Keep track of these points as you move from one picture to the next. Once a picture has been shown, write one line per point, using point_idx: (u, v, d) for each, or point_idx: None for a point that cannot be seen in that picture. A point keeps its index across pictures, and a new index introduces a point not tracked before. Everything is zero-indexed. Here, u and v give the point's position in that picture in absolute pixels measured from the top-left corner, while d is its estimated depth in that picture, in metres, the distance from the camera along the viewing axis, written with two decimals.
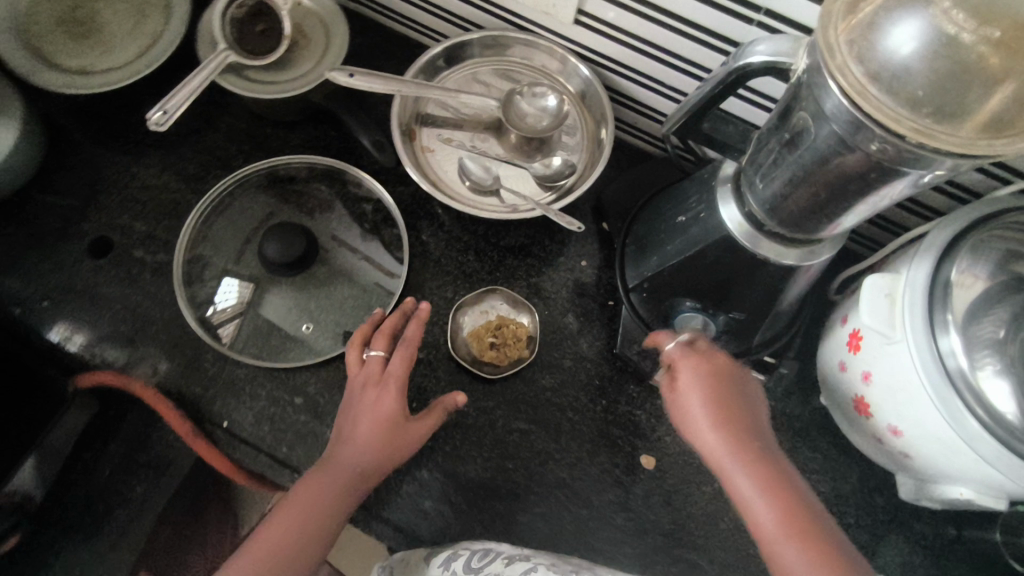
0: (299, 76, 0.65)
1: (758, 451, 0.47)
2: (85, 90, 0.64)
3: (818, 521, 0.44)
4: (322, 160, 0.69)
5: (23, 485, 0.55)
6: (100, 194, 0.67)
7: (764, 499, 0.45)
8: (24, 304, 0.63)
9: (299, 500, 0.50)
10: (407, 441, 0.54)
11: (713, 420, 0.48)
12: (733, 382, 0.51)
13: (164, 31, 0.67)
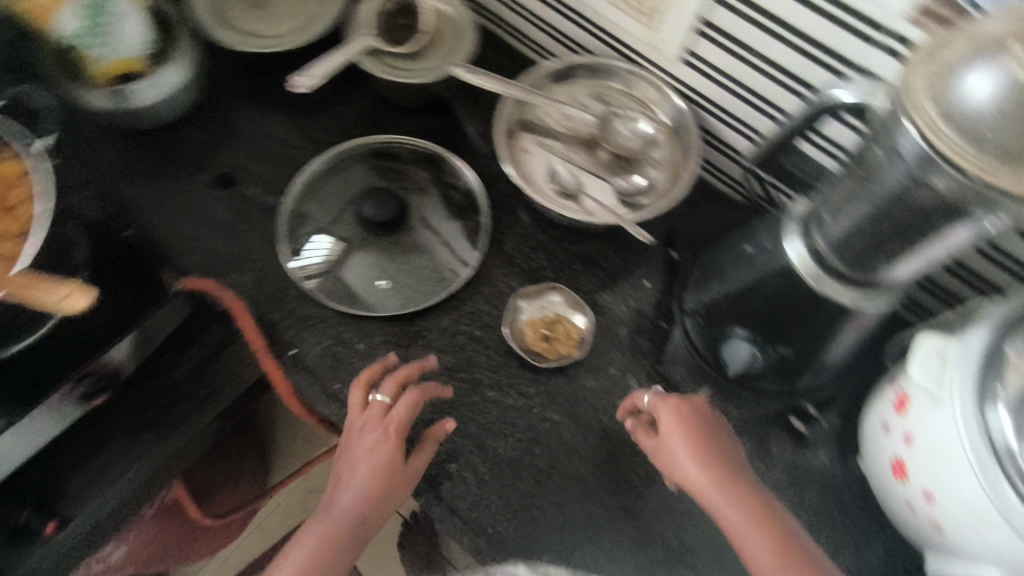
0: (424, 69, 0.74)
1: (744, 491, 0.53)
2: (247, 49, 0.75)
3: (811, 555, 0.49)
4: (428, 145, 0.77)
5: (120, 358, 0.59)
6: (237, 137, 0.77)
7: (757, 537, 0.50)
8: (151, 213, 0.72)
9: (310, 543, 0.55)
10: (405, 479, 0.59)
11: (699, 461, 0.55)
12: (711, 426, 0.58)
13: (322, 13, 0.77)
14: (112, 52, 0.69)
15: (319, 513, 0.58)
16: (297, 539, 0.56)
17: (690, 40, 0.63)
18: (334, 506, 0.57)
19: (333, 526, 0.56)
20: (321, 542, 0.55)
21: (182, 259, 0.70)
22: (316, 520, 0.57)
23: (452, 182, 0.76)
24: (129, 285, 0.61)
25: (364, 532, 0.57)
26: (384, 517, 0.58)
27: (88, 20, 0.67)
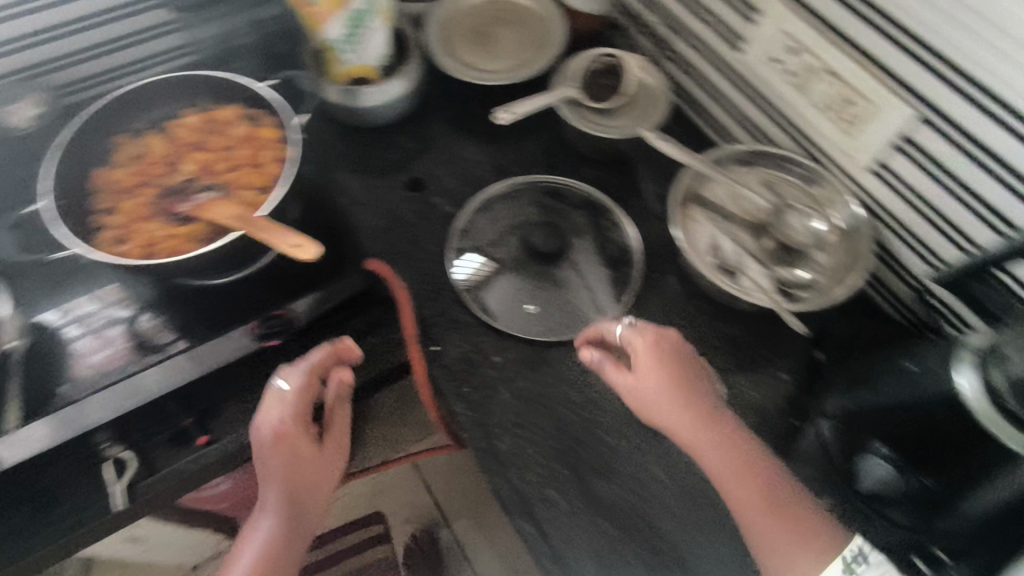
0: (615, 126, 0.80)
1: (725, 434, 0.60)
2: (464, 78, 0.85)
3: (787, 492, 0.58)
4: (596, 193, 0.82)
5: (301, 311, 0.69)
6: (433, 150, 0.87)
7: (736, 478, 0.58)
8: (349, 196, 0.82)
9: (251, 550, 0.58)
10: (323, 454, 0.64)
11: (682, 405, 0.61)
12: (693, 371, 0.64)
13: (534, 61, 0.86)
14: (358, 58, 0.81)
15: (250, 526, 0.59)
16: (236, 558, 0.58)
17: (887, 152, 0.63)
18: (265, 518, 0.59)
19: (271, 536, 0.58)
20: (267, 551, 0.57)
21: (362, 240, 0.78)
22: (250, 535, 0.59)
23: (614, 230, 0.80)
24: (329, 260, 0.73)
25: (301, 517, 0.61)
26: (316, 497, 0.63)
27: (349, 31, 0.78)
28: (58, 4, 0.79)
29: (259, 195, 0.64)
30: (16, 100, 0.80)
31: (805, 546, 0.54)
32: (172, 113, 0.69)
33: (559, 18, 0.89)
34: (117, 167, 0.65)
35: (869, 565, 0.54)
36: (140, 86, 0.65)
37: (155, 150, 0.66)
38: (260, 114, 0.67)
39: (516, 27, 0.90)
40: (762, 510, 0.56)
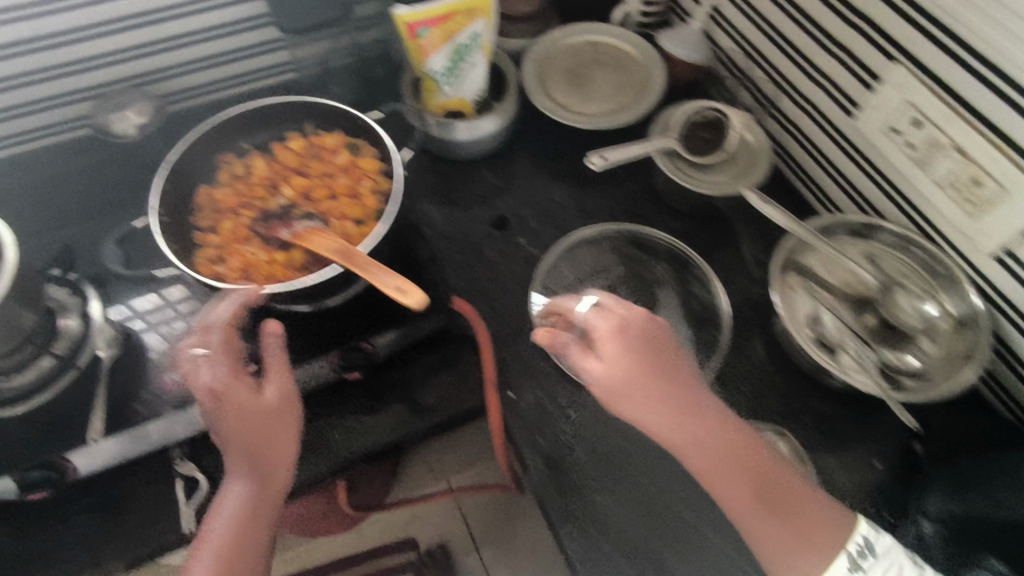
0: (714, 181, 0.77)
1: (713, 425, 0.52)
2: (559, 118, 0.84)
3: (784, 483, 0.53)
4: (681, 245, 0.80)
5: (380, 346, 0.68)
6: (520, 188, 0.85)
7: (733, 480, 0.51)
8: (434, 228, 0.81)
9: (228, 524, 0.49)
10: (268, 404, 0.53)
11: (663, 396, 0.52)
12: (666, 345, 0.54)
13: (631, 107, 0.84)
14: (454, 91, 0.82)
15: (213, 507, 0.51)
16: (200, 549, 0.49)
17: (1017, 242, 0.59)
18: (232, 489, 0.51)
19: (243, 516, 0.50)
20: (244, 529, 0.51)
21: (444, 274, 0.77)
22: (211, 518, 0.50)
23: (700, 289, 0.77)
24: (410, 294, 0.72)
25: (267, 477, 0.52)
26: (279, 450, 0.53)
27: (450, 64, 0.79)
28: (176, 16, 0.79)
29: (360, 228, 0.64)
30: (119, 109, 0.79)
31: (810, 543, 0.51)
32: (276, 134, 0.69)
33: (661, 65, 0.88)
34: (220, 186, 0.65)
35: (875, 558, 0.52)
36: (252, 107, 0.65)
37: (256, 171, 0.67)
38: (361, 144, 0.67)
39: (614, 70, 0.89)
40: (762, 511, 0.51)
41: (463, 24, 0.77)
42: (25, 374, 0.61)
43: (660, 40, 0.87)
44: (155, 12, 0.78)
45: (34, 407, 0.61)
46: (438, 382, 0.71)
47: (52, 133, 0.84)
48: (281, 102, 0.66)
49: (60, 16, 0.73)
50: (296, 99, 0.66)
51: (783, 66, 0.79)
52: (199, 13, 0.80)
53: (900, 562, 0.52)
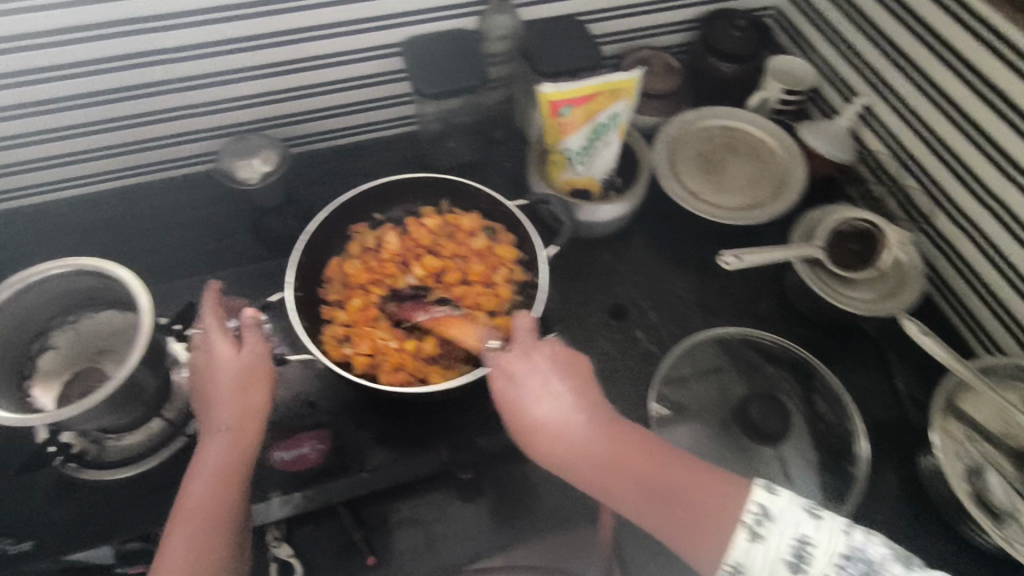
0: (859, 300, 0.72)
1: (578, 437, 0.51)
2: (692, 207, 0.79)
3: (665, 477, 0.49)
4: (809, 355, 0.74)
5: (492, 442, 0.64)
6: (639, 275, 0.81)
7: (607, 490, 0.50)
8: (550, 311, 0.78)
9: (195, 490, 0.50)
10: (230, 360, 0.54)
11: (527, 426, 0.53)
12: (542, 362, 0.54)
13: (769, 203, 0.80)
14: (585, 170, 0.79)
15: (191, 469, 0.51)
16: (179, 511, 0.49)
17: None
18: (204, 448, 0.52)
19: (218, 473, 0.50)
20: (209, 493, 0.49)
21: None
22: (190, 479, 0.50)
23: (835, 411, 0.70)
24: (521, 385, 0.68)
25: (233, 443, 0.51)
26: (242, 416, 0.53)
27: (587, 143, 0.76)
28: (317, 67, 0.78)
29: (492, 319, 0.61)
30: (248, 154, 0.77)
31: (700, 526, 0.47)
32: (409, 207, 0.68)
33: (802, 160, 0.83)
34: (351, 259, 0.64)
35: (773, 523, 0.44)
36: (394, 180, 0.64)
37: (386, 247, 0.65)
38: (498, 230, 0.65)
39: (750, 159, 0.84)
40: (644, 511, 0.49)
41: (605, 104, 0.74)
42: (136, 433, 0.60)
43: (802, 132, 0.83)
44: (296, 62, 0.77)
45: (132, 473, 0.59)
46: (550, 486, 0.65)
47: (177, 167, 0.83)
48: (421, 176, 0.65)
49: (208, 60, 0.73)
50: (433, 177, 0.65)
51: (942, 180, 0.74)
52: (337, 65, 0.79)
53: (800, 522, 0.44)
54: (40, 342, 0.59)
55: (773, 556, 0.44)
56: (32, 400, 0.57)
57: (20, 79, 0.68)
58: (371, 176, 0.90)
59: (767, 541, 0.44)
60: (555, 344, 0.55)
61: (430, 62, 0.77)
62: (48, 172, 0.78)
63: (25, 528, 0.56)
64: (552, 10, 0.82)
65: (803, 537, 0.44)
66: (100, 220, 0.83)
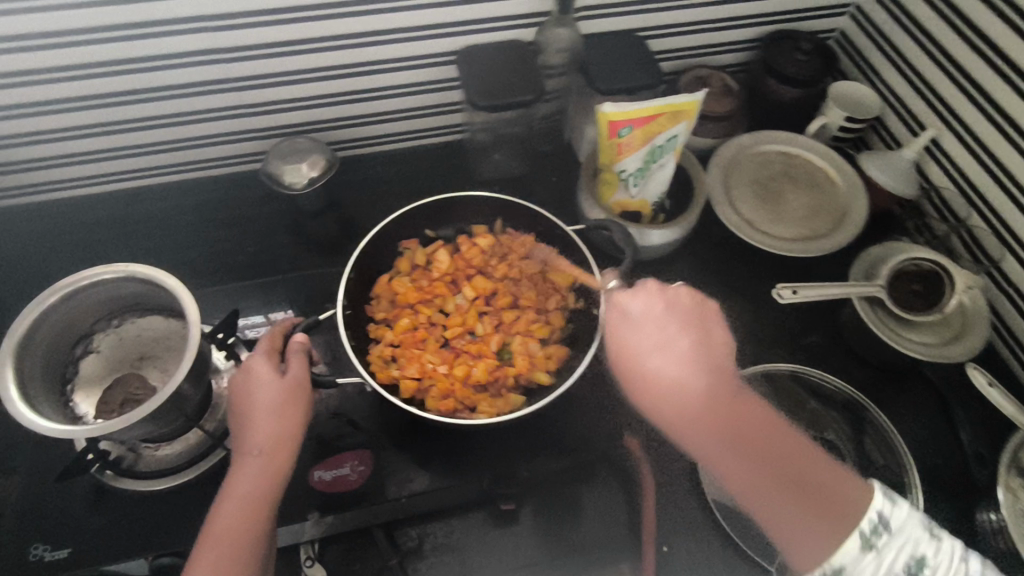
0: (920, 342, 0.70)
1: (706, 398, 0.51)
2: (747, 237, 0.78)
3: (786, 458, 0.49)
4: (861, 396, 0.71)
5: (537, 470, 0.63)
6: None
7: (724, 456, 0.49)
8: None
9: (219, 517, 0.46)
10: (270, 380, 0.50)
11: (654, 377, 0.52)
12: (679, 323, 0.55)
13: (826, 236, 0.78)
14: (638, 193, 0.77)
15: (218, 495, 0.47)
16: (201, 540, 0.45)
17: None
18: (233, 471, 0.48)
19: (245, 501, 0.46)
20: (232, 522, 0.45)
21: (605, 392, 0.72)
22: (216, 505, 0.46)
23: (888, 455, 0.68)
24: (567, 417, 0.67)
25: (263, 470, 0.47)
26: (276, 441, 0.48)
27: (643, 166, 0.74)
28: (371, 72, 0.76)
29: (546, 347, 0.60)
30: (295, 157, 0.76)
31: (817, 512, 0.47)
32: (462, 226, 0.67)
33: (864, 194, 0.80)
34: (402, 276, 0.64)
35: (891, 535, 0.46)
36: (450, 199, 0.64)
37: (437, 265, 0.64)
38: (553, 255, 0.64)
39: (807, 189, 0.82)
40: (753, 480, 0.49)
41: (666, 126, 0.71)
42: (174, 444, 0.59)
43: (864, 163, 0.80)
44: (352, 67, 0.75)
45: (169, 487, 0.57)
46: (594, 519, 0.62)
47: (223, 165, 0.82)
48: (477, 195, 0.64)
49: (262, 62, 0.71)
50: (485, 197, 0.64)
51: (1015, 223, 0.71)
52: (391, 72, 0.77)
53: (919, 539, 0.45)
54: (83, 345, 0.58)
55: (885, 567, 0.45)
56: (71, 406, 0.56)
57: (78, 73, 0.67)
58: (417, 184, 0.88)
59: (881, 552, 0.45)
60: (692, 310, 0.56)
61: (487, 73, 0.75)
62: (96, 164, 0.77)
63: (63, 534, 0.55)
64: (612, 24, 0.80)
65: (921, 555, 0.45)
66: (148, 215, 0.82)
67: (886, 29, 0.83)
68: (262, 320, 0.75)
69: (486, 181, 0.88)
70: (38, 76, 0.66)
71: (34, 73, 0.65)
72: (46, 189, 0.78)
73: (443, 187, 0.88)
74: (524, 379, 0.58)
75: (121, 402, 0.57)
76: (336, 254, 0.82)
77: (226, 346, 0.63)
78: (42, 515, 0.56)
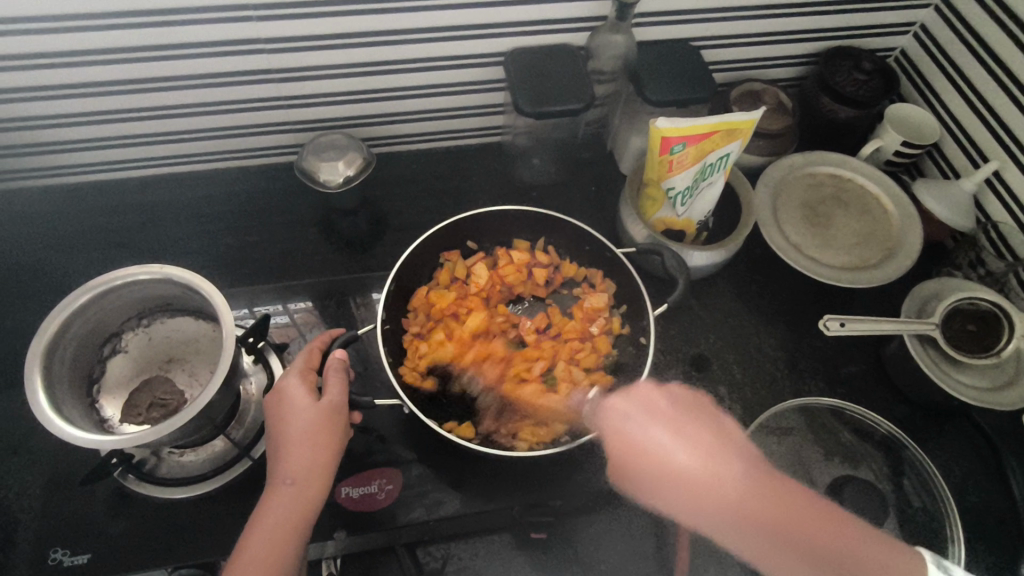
0: (972, 386, 0.67)
1: (735, 491, 0.50)
2: (796, 264, 0.74)
3: (828, 544, 0.49)
4: (902, 435, 0.68)
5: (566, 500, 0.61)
6: (726, 326, 0.77)
7: (763, 553, 0.49)
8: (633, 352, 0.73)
9: (251, 541, 0.46)
10: (309, 406, 0.50)
11: (674, 473, 0.51)
12: (686, 413, 0.55)
13: (879, 266, 0.75)
14: (684, 212, 0.74)
15: (253, 517, 0.47)
16: (234, 563, 0.45)
17: None
18: (267, 495, 0.48)
19: (279, 527, 0.46)
20: (265, 547, 0.46)
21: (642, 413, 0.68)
22: (249, 528, 0.47)
23: (927, 499, 0.64)
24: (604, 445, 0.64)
25: (298, 497, 0.48)
26: (313, 469, 0.49)
27: (692, 184, 0.70)
28: (412, 70, 0.73)
29: (589, 376, 0.63)
30: (332, 155, 0.73)
31: None
32: (501, 241, 0.70)
33: (919, 224, 0.77)
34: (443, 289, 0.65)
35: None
36: (487, 213, 0.67)
37: (476, 282, 0.66)
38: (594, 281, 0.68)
39: (858, 214, 0.79)
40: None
41: (719, 143, 0.67)
42: (199, 450, 0.58)
43: (920, 191, 0.77)
44: (395, 62, 0.72)
45: (191, 496, 0.56)
46: (621, 551, 0.61)
47: (256, 157, 0.80)
48: (521, 208, 0.67)
49: (300, 54, 0.68)
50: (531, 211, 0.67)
51: None
52: (433, 70, 0.74)
53: None
54: (111, 345, 0.58)
55: None
56: (98, 409, 0.55)
57: (111, 57, 0.63)
58: (452, 184, 0.85)
59: None
60: (692, 400, 0.57)
61: (534, 78, 0.71)
62: (127, 149, 0.75)
63: (84, 539, 0.54)
64: (665, 32, 0.76)
65: None
66: (174, 201, 0.79)
67: (950, 51, 0.79)
68: (278, 309, 0.72)
69: (524, 186, 0.85)
70: (67, 59, 0.62)
71: (63, 56, 0.62)
72: (73, 172, 0.76)
73: (479, 189, 0.85)
74: (570, 407, 0.61)
75: (148, 404, 0.56)
76: (365, 253, 0.78)
77: (254, 350, 0.61)
78: (65, 519, 0.55)
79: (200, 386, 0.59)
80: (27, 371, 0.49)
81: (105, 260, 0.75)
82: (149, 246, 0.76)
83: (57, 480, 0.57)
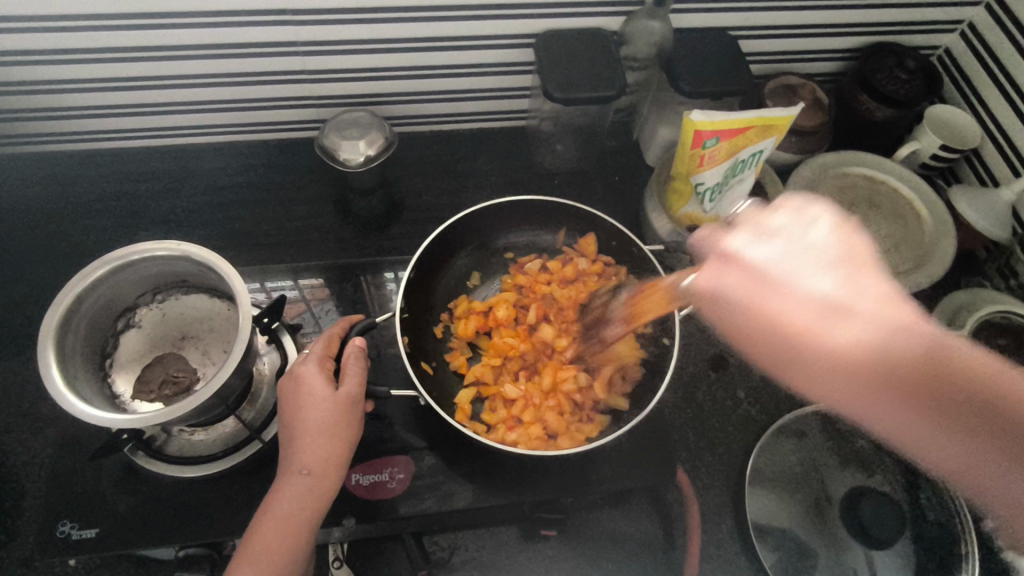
0: None
1: (900, 359, 0.42)
2: None
3: (981, 397, 0.42)
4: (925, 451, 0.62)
5: (577, 498, 0.60)
6: None
7: (915, 419, 0.42)
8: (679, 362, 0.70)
9: (262, 526, 0.45)
10: (326, 394, 0.50)
11: (830, 342, 0.43)
12: (839, 257, 0.45)
13: (905, 274, 0.73)
14: (712, 209, 0.71)
15: (266, 502, 0.47)
16: (246, 545, 0.45)
17: None
18: (279, 480, 0.48)
19: (291, 514, 0.46)
20: (277, 530, 0.45)
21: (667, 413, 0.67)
22: (261, 512, 0.46)
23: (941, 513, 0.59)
24: (627, 448, 0.62)
25: (311, 485, 0.47)
26: (328, 458, 0.48)
27: (722, 181, 0.68)
28: (439, 49, 0.71)
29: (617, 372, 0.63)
30: (354, 133, 0.71)
31: None
32: (527, 235, 0.72)
33: (953, 232, 0.73)
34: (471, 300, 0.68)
35: None
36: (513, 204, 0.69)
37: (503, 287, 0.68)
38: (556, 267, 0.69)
39: (889, 219, 0.77)
40: (993, 470, 0.41)
41: (754, 139, 0.64)
42: (209, 431, 0.58)
43: (955, 199, 0.75)
44: (422, 41, 0.69)
45: (194, 477, 0.55)
46: (627, 545, 0.61)
47: (276, 130, 0.79)
48: (544, 198, 0.68)
49: (325, 27, 0.65)
50: (531, 200, 0.69)
51: None
52: (461, 50, 0.72)
53: None
54: (125, 319, 0.58)
55: None
56: (110, 383, 0.55)
57: (132, 22, 0.61)
58: (473, 165, 0.83)
59: None
60: (837, 240, 0.45)
61: (564, 62, 0.69)
62: (147, 117, 0.74)
63: (89, 513, 0.54)
64: (701, 20, 0.74)
65: None
66: (191, 170, 0.78)
67: (997, 51, 0.76)
68: (290, 285, 0.71)
69: (547, 171, 0.83)
70: (89, 22, 0.60)
71: (83, 19, 0.60)
72: (94, 137, 0.75)
73: (498, 172, 0.83)
74: (602, 404, 0.62)
75: (160, 382, 0.56)
76: (382, 233, 0.76)
77: (269, 331, 0.60)
78: (71, 492, 0.55)
79: (213, 364, 0.58)
80: (40, 345, 0.48)
81: (118, 228, 0.74)
82: (164, 216, 0.75)
83: (67, 451, 0.57)
